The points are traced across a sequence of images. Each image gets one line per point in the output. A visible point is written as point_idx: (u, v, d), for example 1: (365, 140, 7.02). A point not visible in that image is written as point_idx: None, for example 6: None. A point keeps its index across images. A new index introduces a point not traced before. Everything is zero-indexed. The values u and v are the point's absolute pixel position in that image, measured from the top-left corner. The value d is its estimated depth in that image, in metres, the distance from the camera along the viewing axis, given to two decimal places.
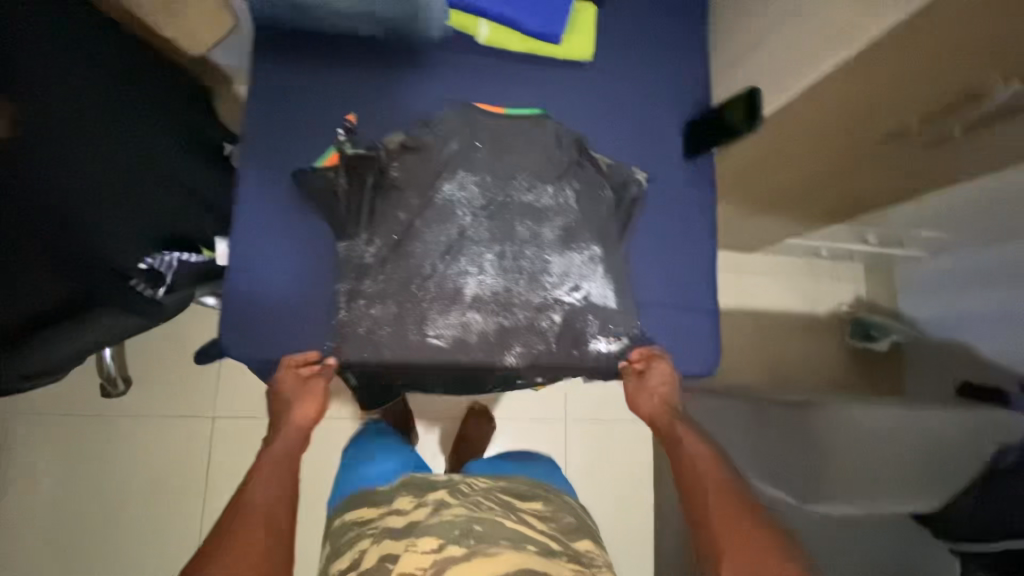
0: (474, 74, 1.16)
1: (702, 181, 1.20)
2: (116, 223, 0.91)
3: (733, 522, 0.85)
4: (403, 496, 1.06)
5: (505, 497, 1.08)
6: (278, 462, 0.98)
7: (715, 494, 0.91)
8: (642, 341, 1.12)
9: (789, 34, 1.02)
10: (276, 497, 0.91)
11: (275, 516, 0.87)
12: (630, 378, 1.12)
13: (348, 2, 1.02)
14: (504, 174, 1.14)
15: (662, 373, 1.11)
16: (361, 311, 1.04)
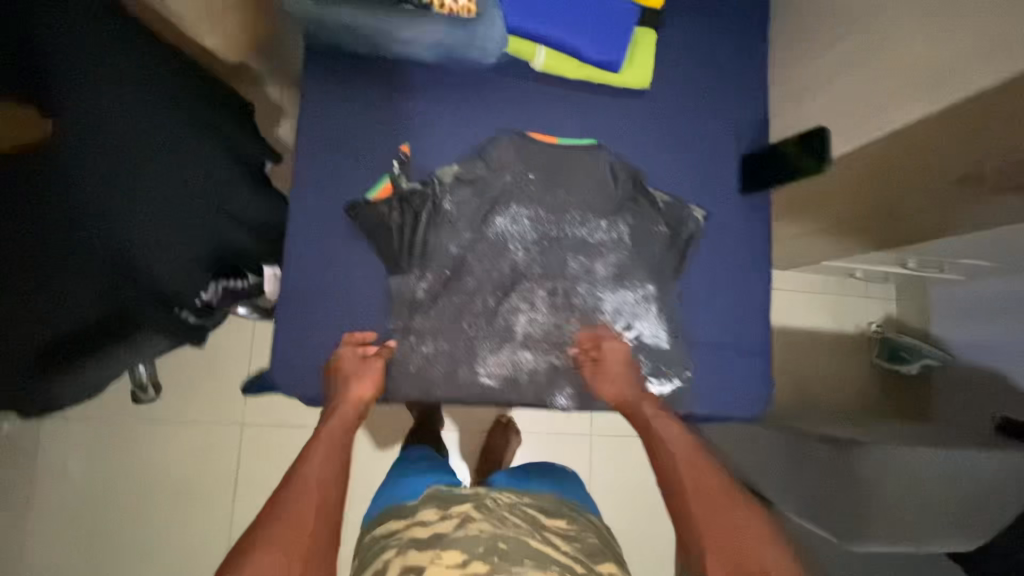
0: (529, 101, 1.13)
1: (754, 219, 1.18)
2: (156, 235, 0.81)
3: (716, 508, 0.78)
4: (426, 514, 0.90)
5: (532, 512, 0.94)
6: (335, 435, 0.87)
7: (702, 481, 0.82)
8: (588, 326, 1.08)
9: (862, 77, 0.98)
10: (335, 474, 0.80)
11: (331, 492, 0.77)
12: (584, 365, 1.05)
13: (407, 28, 0.99)
14: (558, 208, 1.11)
15: (617, 353, 1.04)
16: (412, 347, 1.02)
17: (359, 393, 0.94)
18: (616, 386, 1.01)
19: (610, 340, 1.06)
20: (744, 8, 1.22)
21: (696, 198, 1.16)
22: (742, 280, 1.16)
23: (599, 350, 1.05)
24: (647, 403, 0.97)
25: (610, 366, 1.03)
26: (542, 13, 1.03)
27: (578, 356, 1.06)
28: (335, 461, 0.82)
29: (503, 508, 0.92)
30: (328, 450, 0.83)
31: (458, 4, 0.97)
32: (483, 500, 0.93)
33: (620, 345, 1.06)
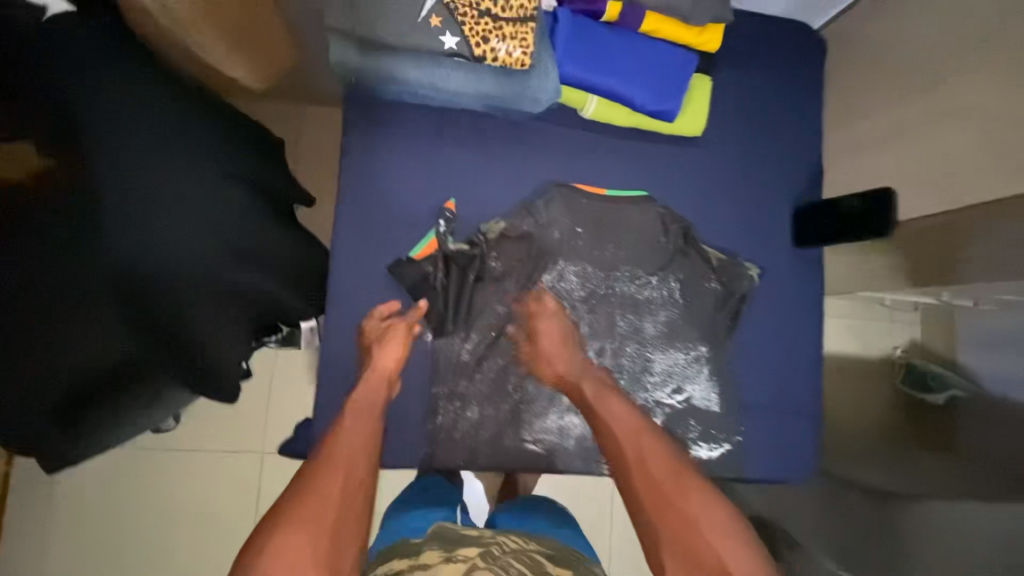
0: (579, 154, 1.09)
1: (807, 274, 1.14)
2: (154, 235, 0.74)
3: (665, 502, 0.69)
4: (430, 553, 0.74)
5: (539, 559, 0.77)
6: (361, 410, 0.85)
7: (651, 464, 0.74)
8: (525, 290, 1.03)
9: (934, 146, 0.96)
10: (364, 453, 0.77)
11: (360, 470, 0.74)
12: (525, 347, 0.98)
13: (456, 79, 0.94)
14: (607, 264, 1.07)
15: (552, 328, 0.97)
16: (457, 413, 0.99)
17: (385, 363, 0.92)
18: (555, 367, 0.93)
19: (548, 318, 0.98)
20: (800, 51, 1.18)
21: (749, 253, 1.12)
22: (795, 338, 1.12)
23: (534, 329, 0.98)
24: (587, 382, 0.89)
25: (548, 345, 0.95)
26: (597, 64, 0.99)
27: (519, 338, 1.00)
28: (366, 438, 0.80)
29: (511, 555, 0.75)
30: (356, 424, 0.82)
31: (511, 56, 0.91)
32: (489, 548, 0.77)
33: (557, 321, 0.98)
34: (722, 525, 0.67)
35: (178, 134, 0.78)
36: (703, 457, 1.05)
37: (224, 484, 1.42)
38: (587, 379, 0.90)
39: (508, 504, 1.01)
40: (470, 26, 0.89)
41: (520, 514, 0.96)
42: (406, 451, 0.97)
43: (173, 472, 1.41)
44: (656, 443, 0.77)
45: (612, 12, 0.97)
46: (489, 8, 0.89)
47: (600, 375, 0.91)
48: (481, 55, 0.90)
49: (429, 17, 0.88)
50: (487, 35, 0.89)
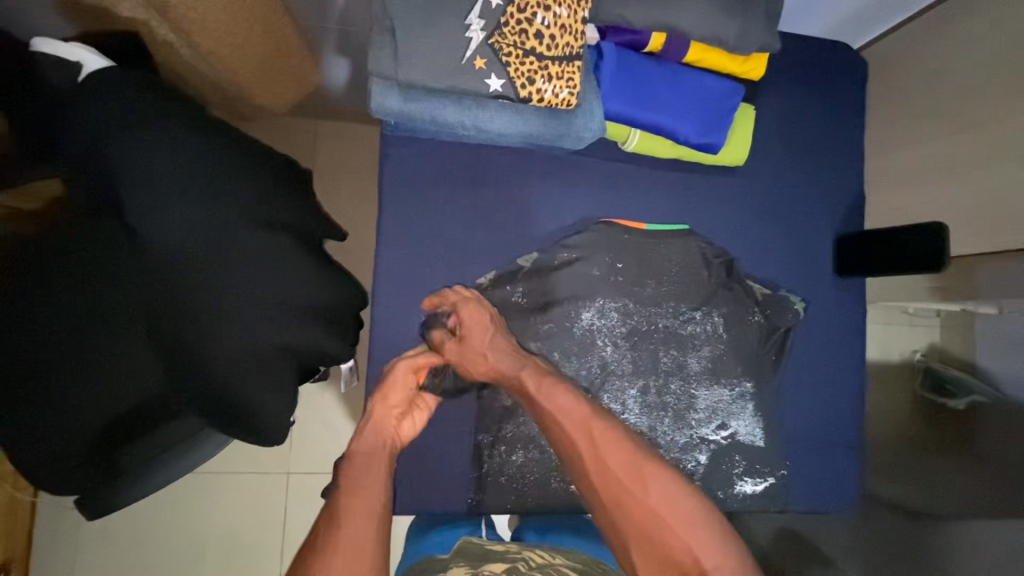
0: (620, 187, 1.07)
1: (850, 303, 1.13)
2: (156, 227, 0.70)
3: (629, 499, 0.74)
4: (457, 569, 0.81)
5: (563, 570, 0.82)
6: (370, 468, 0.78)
7: (610, 461, 0.76)
8: (433, 292, 0.98)
9: (984, 181, 0.95)
10: (370, 513, 0.71)
11: (364, 534, 0.69)
12: (448, 343, 0.91)
13: (496, 120, 0.92)
14: (650, 302, 1.04)
15: (477, 316, 0.91)
16: (502, 458, 0.98)
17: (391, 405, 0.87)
18: (488, 360, 0.88)
19: (466, 304, 0.94)
20: (843, 76, 1.15)
21: (793, 284, 1.11)
22: (836, 367, 1.12)
23: (457, 319, 0.93)
24: (528, 373, 0.84)
25: (477, 338, 0.89)
26: (641, 98, 0.96)
27: (442, 339, 0.93)
28: (370, 496, 0.74)
29: (537, 570, 0.80)
30: (354, 481, 0.75)
31: (557, 96, 0.89)
32: (515, 563, 0.82)
33: (477, 308, 0.93)
34: (685, 515, 0.74)
35: (188, 146, 0.74)
36: (748, 491, 1.05)
37: (252, 507, 1.27)
38: (527, 368, 0.86)
39: (534, 516, 0.99)
40: (515, 66, 0.85)
41: (545, 529, 0.95)
42: (453, 498, 0.97)
43: (201, 499, 1.25)
44: (616, 444, 0.78)
45: (654, 44, 0.95)
46: (534, 46, 0.85)
47: (537, 363, 0.88)
48: (527, 96, 0.88)
49: (474, 57, 0.84)
50: (533, 75, 0.87)
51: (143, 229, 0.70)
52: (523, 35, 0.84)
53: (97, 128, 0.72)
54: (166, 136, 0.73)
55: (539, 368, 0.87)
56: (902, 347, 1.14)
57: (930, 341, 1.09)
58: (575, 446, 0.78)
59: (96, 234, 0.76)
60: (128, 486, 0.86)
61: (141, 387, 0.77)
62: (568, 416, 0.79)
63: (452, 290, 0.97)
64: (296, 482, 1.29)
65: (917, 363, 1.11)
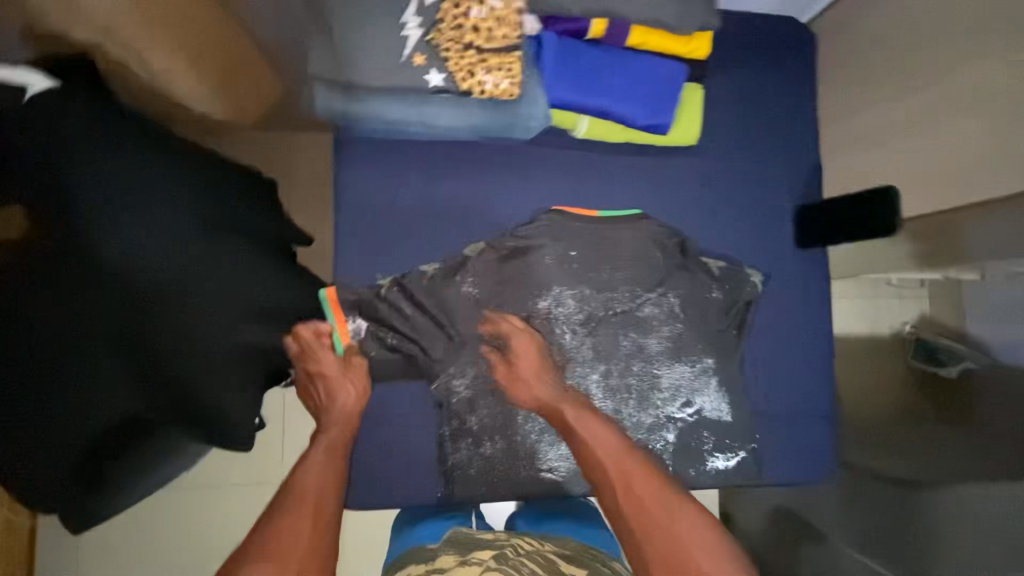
0: (574, 174, 1.08)
1: (813, 274, 1.14)
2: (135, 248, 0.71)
3: (649, 518, 0.73)
4: (446, 556, 0.83)
5: (550, 557, 0.84)
6: (333, 447, 0.86)
7: (635, 490, 0.75)
8: (455, 300, 0.99)
9: (930, 142, 0.95)
10: (332, 489, 0.78)
11: (327, 501, 0.76)
12: (499, 367, 0.98)
13: (440, 117, 0.93)
14: (606, 286, 1.05)
15: (527, 348, 0.99)
16: (469, 451, 0.98)
17: (344, 401, 0.93)
18: (533, 389, 0.95)
19: (518, 334, 1.00)
20: (793, 48, 1.16)
21: (753, 259, 1.12)
22: (804, 338, 1.12)
23: (508, 346, 0.99)
24: (566, 404, 0.91)
25: (525, 368, 0.97)
26: (586, 85, 0.98)
27: (494, 361, 0.98)
28: (332, 468, 0.82)
29: (523, 556, 0.83)
30: (324, 462, 0.82)
31: (499, 88, 0.91)
32: (502, 549, 0.84)
33: (528, 339, 1.00)
34: (705, 544, 0.72)
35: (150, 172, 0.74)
36: (720, 467, 1.06)
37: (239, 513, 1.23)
38: (568, 404, 0.91)
39: (526, 508, 1.01)
40: (454, 60, 0.88)
41: (536, 519, 0.97)
42: (424, 491, 0.99)
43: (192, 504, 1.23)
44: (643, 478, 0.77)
45: (595, 32, 0.96)
46: (473, 40, 0.87)
47: (576, 398, 0.94)
48: (469, 88, 0.89)
49: (412, 55, 0.87)
50: (474, 68, 0.89)
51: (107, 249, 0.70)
52: (460, 30, 0.87)
53: (46, 152, 0.71)
54: (126, 157, 0.73)
55: (575, 401, 0.93)
56: (892, 321, 1.05)
57: (920, 312, 1.01)
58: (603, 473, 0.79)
59: (43, 263, 0.71)
60: (117, 497, 0.87)
61: (119, 406, 0.76)
62: (600, 439, 0.82)
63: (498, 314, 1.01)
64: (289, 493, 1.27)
65: (907, 336, 1.03)
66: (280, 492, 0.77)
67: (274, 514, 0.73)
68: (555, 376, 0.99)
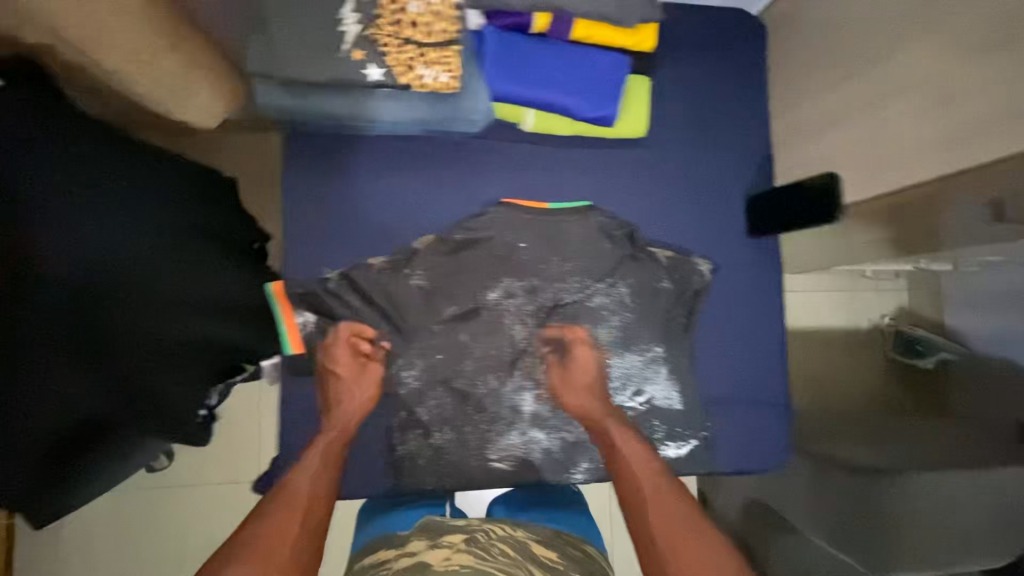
0: (523, 166, 1.09)
1: (765, 263, 1.14)
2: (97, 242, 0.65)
3: (676, 538, 0.68)
4: (416, 542, 0.78)
5: (525, 542, 0.80)
6: (330, 452, 0.83)
7: (650, 507, 0.73)
8: (407, 293, 1.00)
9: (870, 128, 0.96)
10: (325, 494, 0.75)
11: (316, 508, 0.72)
12: (556, 371, 1.01)
13: (383, 110, 0.95)
14: (554, 277, 1.06)
15: (586, 361, 1.01)
16: (418, 441, 1.00)
17: (350, 406, 0.91)
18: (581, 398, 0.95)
19: (579, 346, 1.03)
20: (742, 39, 1.16)
21: (703, 248, 1.12)
22: (757, 327, 1.13)
23: (567, 355, 1.02)
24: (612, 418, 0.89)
25: (579, 377, 0.99)
26: (528, 78, 0.99)
27: (551, 363, 1.03)
28: (326, 475, 0.78)
29: (496, 540, 0.78)
30: (320, 464, 0.79)
31: (438, 82, 0.92)
32: (473, 533, 0.79)
33: (589, 354, 1.02)
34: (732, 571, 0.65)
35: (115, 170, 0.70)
36: (671, 455, 1.06)
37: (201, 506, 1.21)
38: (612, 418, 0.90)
39: (503, 497, 0.98)
40: (392, 55, 0.89)
41: (513, 505, 0.94)
42: (372, 483, 0.99)
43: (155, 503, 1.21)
44: (664, 495, 0.73)
45: (539, 24, 0.97)
46: (411, 35, 0.89)
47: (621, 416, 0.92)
48: (408, 82, 0.91)
49: (352, 50, 0.88)
50: (413, 63, 0.90)
51: (88, 254, 0.64)
52: (398, 25, 0.88)
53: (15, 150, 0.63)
54: (84, 150, 0.68)
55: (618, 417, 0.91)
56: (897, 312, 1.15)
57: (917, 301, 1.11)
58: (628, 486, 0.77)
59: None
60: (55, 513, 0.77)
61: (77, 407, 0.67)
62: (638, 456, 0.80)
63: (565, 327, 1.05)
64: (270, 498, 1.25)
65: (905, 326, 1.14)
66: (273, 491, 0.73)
67: (261, 510, 0.70)
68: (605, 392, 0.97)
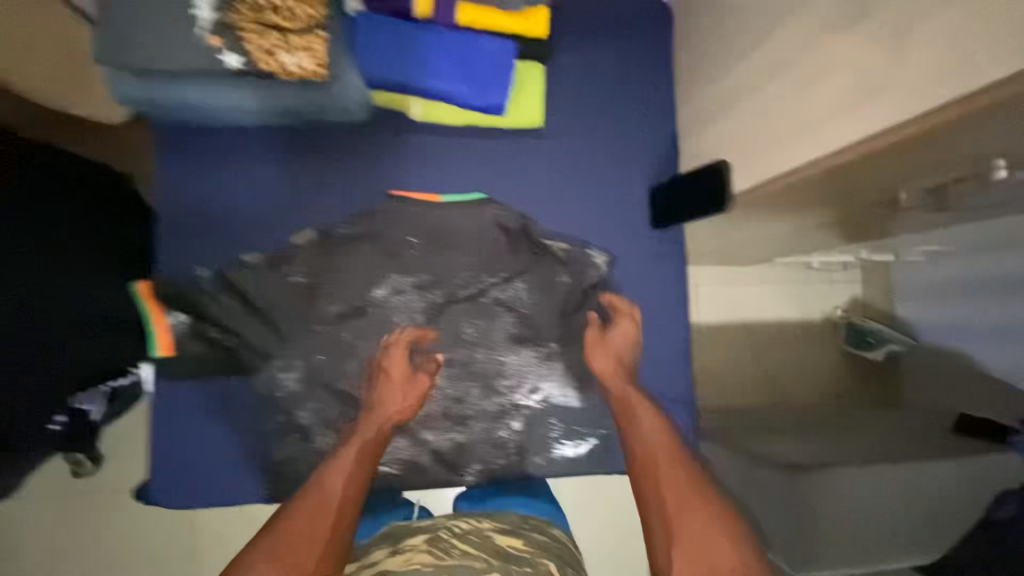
0: (413, 154, 1.03)
1: (667, 256, 1.12)
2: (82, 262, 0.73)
3: (686, 503, 0.86)
4: (379, 551, 0.79)
5: (488, 534, 0.84)
6: (365, 454, 0.90)
7: (665, 494, 0.88)
8: (297, 291, 0.97)
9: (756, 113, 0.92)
10: (353, 496, 0.85)
11: (347, 510, 0.83)
12: (592, 329, 1.04)
13: (252, 100, 0.91)
14: (444, 272, 1.02)
15: (626, 331, 1.06)
16: (298, 446, 0.96)
17: (390, 404, 0.95)
18: (607, 363, 1.03)
19: (624, 318, 1.06)
20: (646, 21, 1.12)
21: (603, 241, 1.09)
22: (660, 322, 1.12)
23: (612, 320, 1.06)
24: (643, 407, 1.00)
25: (616, 341, 1.04)
26: (408, 66, 0.94)
27: (591, 319, 1.05)
28: (358, 475, 0.87)
29: (457, 536, 0.81)
30: (353, 459, 0.89)
31: (304, 69, 0.85)
32: (437, 532, 0.82)
33: (631, 324, 1.06)
34: (709, 547, 0.81)
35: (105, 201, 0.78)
36: (568, 455, 1.04)
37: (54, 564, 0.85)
38: (632, 384, 1.02)
39: (467, 492, 0.98)
40: (253, 42, 0.82)
41: (481, 498, 0.96)
42: (247, 491, 0.95)
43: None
44: (672, 483, 0.89)
45: (421, 7, 0.92)
46: (273, 20, 0.82)
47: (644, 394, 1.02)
48: (271, 72, 0.84)
49: (210, 36, 0.81)
50: (276, 50, 0.84)
51: (68, 266, 0.70)
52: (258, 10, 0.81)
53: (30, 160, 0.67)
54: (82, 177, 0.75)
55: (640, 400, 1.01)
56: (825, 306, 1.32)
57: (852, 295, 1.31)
58: (639, 456, 0.95)
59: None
60: None
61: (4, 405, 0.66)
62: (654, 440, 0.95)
63: (620, 296, 1.08)
64: (201, 521, 0.93)
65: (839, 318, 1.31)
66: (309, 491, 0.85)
67: (285, 517, 0.82)
68: (634, 362, 1.06)
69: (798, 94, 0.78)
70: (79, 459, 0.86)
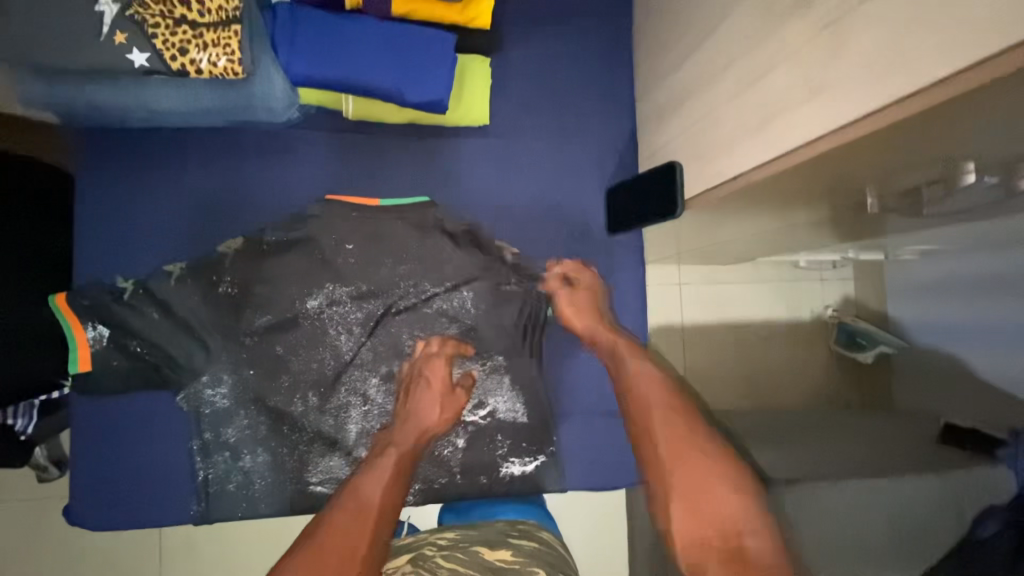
0: (350, 157, 0.99)
1: (623, 262, 1.07)
2: None
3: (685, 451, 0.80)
4: None
5: (472, 555, 0.79)
6: (403, 464, 0.85)
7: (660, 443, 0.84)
8: (226, 301, 0.91)
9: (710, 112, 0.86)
10: (391, 505, 0.77)
11: (384, 530, 0.73)
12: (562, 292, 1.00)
13: (168, 102, 0.85)
14: (385, 282, 0.97)
15: (592, 285, 1.02)
16: (227, 464, 0.92)
17: (426, 416, 0.91)
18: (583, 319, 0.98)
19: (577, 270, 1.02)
20: (602, 11, 1.05)
21: (554, 247, 1.04)
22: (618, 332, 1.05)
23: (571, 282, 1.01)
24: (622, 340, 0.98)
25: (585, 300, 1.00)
26: (333, 59, 0.86)
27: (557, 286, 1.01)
28: (399, 488, 0.80)
29: (443, 555, 0.79)
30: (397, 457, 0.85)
31: (218, 66, 0.79)
32: (421, 551, 0.80)
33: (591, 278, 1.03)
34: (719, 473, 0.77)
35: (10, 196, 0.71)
36: (516, 473, 0.99)
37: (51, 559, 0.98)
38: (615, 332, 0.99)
39: (450, 506, 0.98)
40: (162, 37, 0.75)
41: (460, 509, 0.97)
42: (174, 511, 0.92)
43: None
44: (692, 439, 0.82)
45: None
46: (183, 13, 0.75)
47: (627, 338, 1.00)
48: (182, 69, 0.77)
49: (113, 33, 0.74)
50: (185, 45, 0.76)
51: None
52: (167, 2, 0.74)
53: None
54: None
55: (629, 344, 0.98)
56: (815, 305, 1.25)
57: (845, 295, 1.21)
58: (634, 404, 0.92)
59: None
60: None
61: None
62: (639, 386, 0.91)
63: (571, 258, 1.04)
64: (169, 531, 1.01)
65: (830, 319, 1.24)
66: (338, 502, 0.77)
67: (310, 532, 0.73)
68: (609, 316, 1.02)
69: (752, 88, 0.71)
70: (43, 465, 0.90)
